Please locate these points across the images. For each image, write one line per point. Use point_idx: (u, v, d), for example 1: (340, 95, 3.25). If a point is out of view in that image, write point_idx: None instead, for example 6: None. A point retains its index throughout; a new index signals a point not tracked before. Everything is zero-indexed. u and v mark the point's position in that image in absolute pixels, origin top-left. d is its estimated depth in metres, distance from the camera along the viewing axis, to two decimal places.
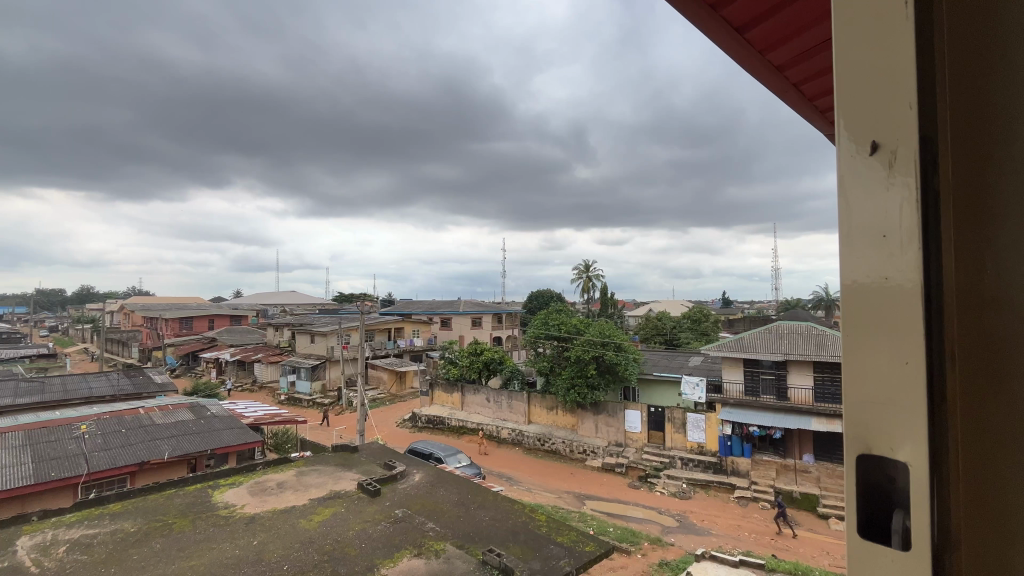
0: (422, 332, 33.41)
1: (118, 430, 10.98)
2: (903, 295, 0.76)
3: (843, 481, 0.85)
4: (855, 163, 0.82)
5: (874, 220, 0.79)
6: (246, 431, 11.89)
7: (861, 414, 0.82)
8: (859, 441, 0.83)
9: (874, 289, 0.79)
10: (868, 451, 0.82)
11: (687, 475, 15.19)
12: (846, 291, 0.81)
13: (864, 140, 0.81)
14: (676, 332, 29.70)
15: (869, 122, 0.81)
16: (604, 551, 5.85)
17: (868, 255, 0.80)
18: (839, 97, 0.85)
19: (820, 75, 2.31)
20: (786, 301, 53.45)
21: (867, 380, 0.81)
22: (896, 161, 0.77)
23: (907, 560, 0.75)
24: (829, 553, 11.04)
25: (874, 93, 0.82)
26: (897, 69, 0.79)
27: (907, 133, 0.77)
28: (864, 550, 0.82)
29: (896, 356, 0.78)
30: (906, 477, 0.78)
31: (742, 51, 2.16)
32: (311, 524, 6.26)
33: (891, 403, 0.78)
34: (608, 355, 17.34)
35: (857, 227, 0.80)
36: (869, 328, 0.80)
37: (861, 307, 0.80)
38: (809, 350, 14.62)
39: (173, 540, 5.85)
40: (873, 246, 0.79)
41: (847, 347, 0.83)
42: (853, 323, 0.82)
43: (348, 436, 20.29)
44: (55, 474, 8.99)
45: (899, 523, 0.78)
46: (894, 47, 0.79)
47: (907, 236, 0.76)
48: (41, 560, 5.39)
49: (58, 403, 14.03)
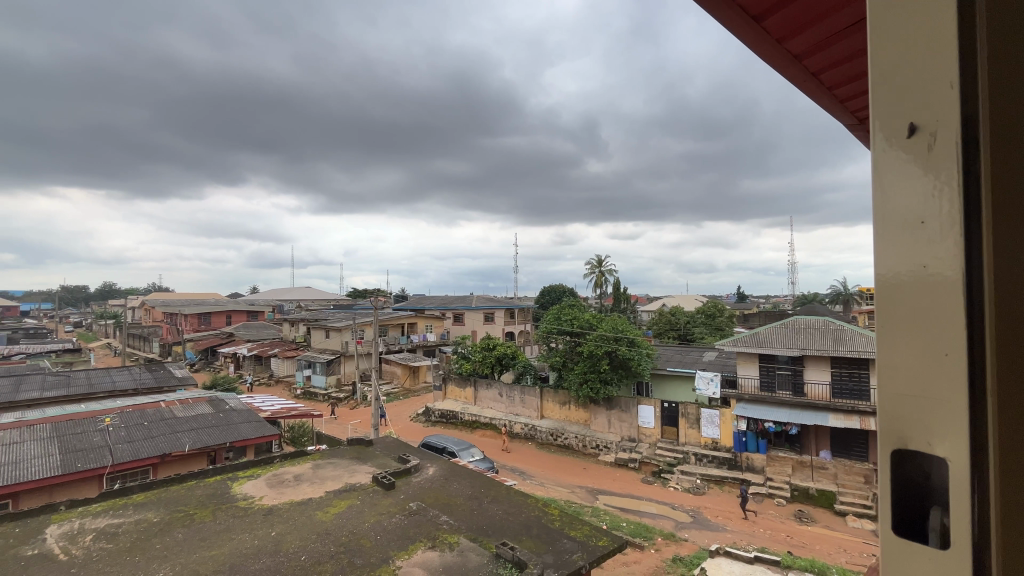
0: (436, 327, 33.65)
1: (141, 423, 11.25)
2: (944, 287, 0.74)
3: (879, 476, 0.84)
4: (888, 152, 0.80)
5: (908, 208, 0.78)
6: (264, 425, 12.10)
7: (902, 407, 0.80)
8: (898, 435, 0.81)
9: (910, 279, 0.77)
10: (904, 447, 0.81)
11: (701, 471, 15.12)
12: (882, 282, 0.80)
13: (900, 124, 0.79)
14: (690, 327, 29.52)
15: (904, 109, 0.79)
16: (618, 545, 5.86)
17: (904, 246, 0.78)
18: (874, 82, 0.84)
19: (842, 63, 2.25)
20: (803, 295, 52.63)
21: (903, 370, 0.80)
22: (936, 145, 0.75)
23: (946, 558, 0.74)
24: (846, 551, 10.90)
25: (904, 82, 0.80)
26: (936, 49, 0.77)
27: (948, 115, 0.75)
28: (901, 547, 0.81)
29: (934, 347, 0.77)
30: (945, 472, 0.77)
31: (760, 40, 2.11)
32: (327, 516, 6.36)
33: (933, 394, 0.77)
34: (621, 350, 17.23)
35: (890, 212, 0.79)
36: (905, 319, 0.79)
37: (898, 299, 0.79)
38: (826, 345, 14.33)
39: (194, 530, 5.99)
40: (909, 236, 0.78)
41: (881, 339, 0.82)
42: (885, 311, 0.81)
43: (363, 429, 20.55)
44: (81, 466, 9.27)
45: (936, 519, 0.77)
46: (928, 30, 0.77)
47: (947, 224, 0.74)
48: (69, 547, 5.57)
49: (82, 396, 14.41)
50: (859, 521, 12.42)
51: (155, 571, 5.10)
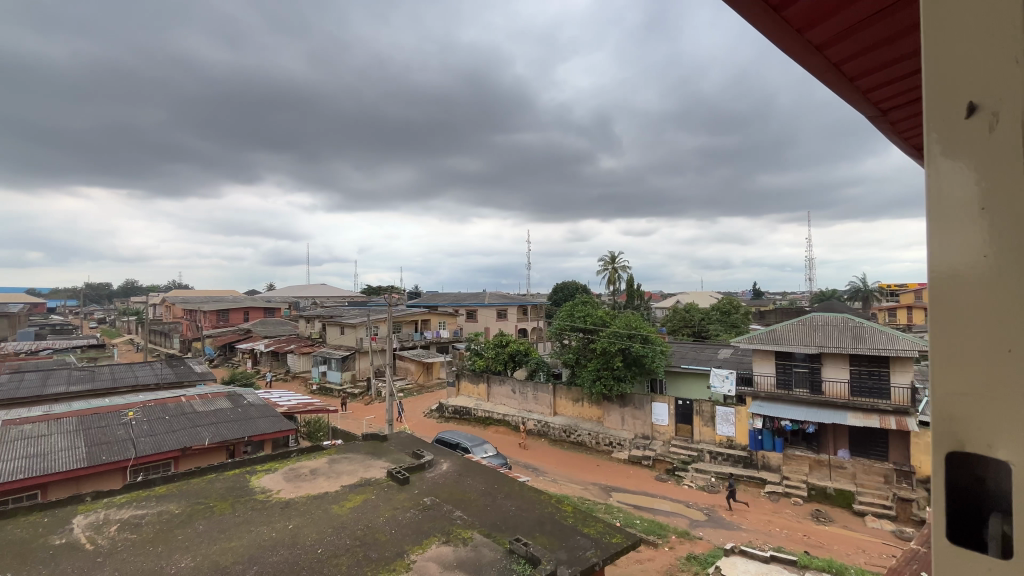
0: (449, 324, 33.80)
1: (163, 417, 11.51)
2: (996, 278, 0.72)
3: (932, 478, 0.83)
4: (949, 135, 0.78)
5: (962, 194, 0.76)
6: (280, 419, 12.30)
7: (960, 404, 0.79)
8: (955, 437, 0.79)
9: (963, 272, 0.75)
10: (960, 449, 0.79)
11: (716, 469, 14.99)
12: (940, 275, 0.78)
13: (959, 104, 0.77)
14: (704, 324, 29.23)
15: (961, 87, 0.78)
16: (631, 543, 5.84)
17: (962, 234, 0.75)
18: (928, 63, 0.83)
19: (868, 50, 2.15)
20: (821, 292, 51.74)
21: (960, 365, 0.79)
22: (996, 122, 0.73)
23: (1007, 566, 0.73)
24: (865, 552, 10.72)
25: (960, 62, 0.78)
26: (995, 24, 0.75)
27: (1008, 95, 0.73)
28: (958, 555, 0.80)
29: (995, 346, 0.75)
30: (1005, 476, 0.75)
31: (779, 30, 2.06)
32: (343, 510, 6.45)
33: (993, 394, 0.75)
34: (634, 347, 17.12)
35: (945, 200, 0.78)
36: (956, 312, 0.78)
37: (953, 289, 0.77)
38: (845, 343, 14.06)
39: (214, 522, 6.12)
40: (968, 221, 0.75)
41: (937, 330, 0.80)
42: (939, 305, 0.80)
43: (377, 425, 20.78)
44: (105, 458, 9.53)
45: (996, 527, 0.75)
46: (989, 7, 0.75)
47: (1009, 215, 0.72)
48: (95, 537, 5.74)
49: (106, 391, 14.79)
50: (879, 521, 12.21)
51: (177, 561, 5.22)
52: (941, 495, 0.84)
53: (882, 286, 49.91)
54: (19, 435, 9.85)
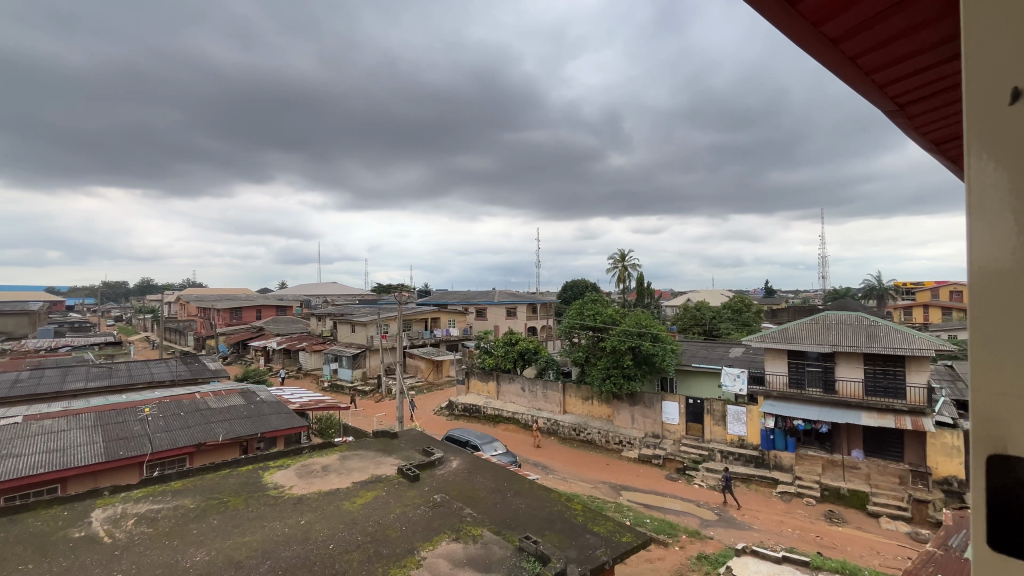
0: (459, 322, 33.89)
1: (178, 413, 11.70)
2: None
3: (971, 482, 0.82)
4: (991, 131, 0.76)
5: (1004, 194, 0.75)
6: (293, 416, 12.43)
7: (998, 406, 0.77)
8: (995, 440, 0.78)
9: (1007, 271, 0.74)
10: (1000, 453, 0.78)
11: (727, 468, 14.89)
12: (979, 274, 0.77)
13: (1004, 97, 0.75)
14: (716, 322, 28.99)
15: (1006, 81, 0.75)
16: (642, 542, 5.82)
17: (1004, 231, 0.74)
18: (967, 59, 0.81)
19: (886, 44, 1.97)
20: (834, 290, 51.05)
21: (1003, 366, 0.77)
22: None
23: None
24: (880, 553, 10.57)
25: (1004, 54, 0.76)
26: None
27: None
28: (1005, 562, 0.79)
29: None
30: None
31: (792, 23, 1.88)
32: (354, 506, 6.51)
33: None
34: (645, 346, 17.03)
35: (987, 197, 0.77)
36: (998, 312, 0.77)
37: (994, 290, 0.76)
38: (860, 342, 13.86)
39: (228, 517, 6.21)
40: (1007, 220, 0.73)
41: (977, 329, 0.79)
42: (977, 304, 0.79)
43: (388, 422, 20.92)
44: (122, 453, 9.72)
45: None
46: None
47: None
48: (113, 530, 5.86)
49: (123, 387, 15.07)
50: (894, 522, 12.04)
51: (192, 555, 5.31)
52: (981, 497, 0.83)
53: (897, 284, 49.11)
54: (39, 430, 10.07)
